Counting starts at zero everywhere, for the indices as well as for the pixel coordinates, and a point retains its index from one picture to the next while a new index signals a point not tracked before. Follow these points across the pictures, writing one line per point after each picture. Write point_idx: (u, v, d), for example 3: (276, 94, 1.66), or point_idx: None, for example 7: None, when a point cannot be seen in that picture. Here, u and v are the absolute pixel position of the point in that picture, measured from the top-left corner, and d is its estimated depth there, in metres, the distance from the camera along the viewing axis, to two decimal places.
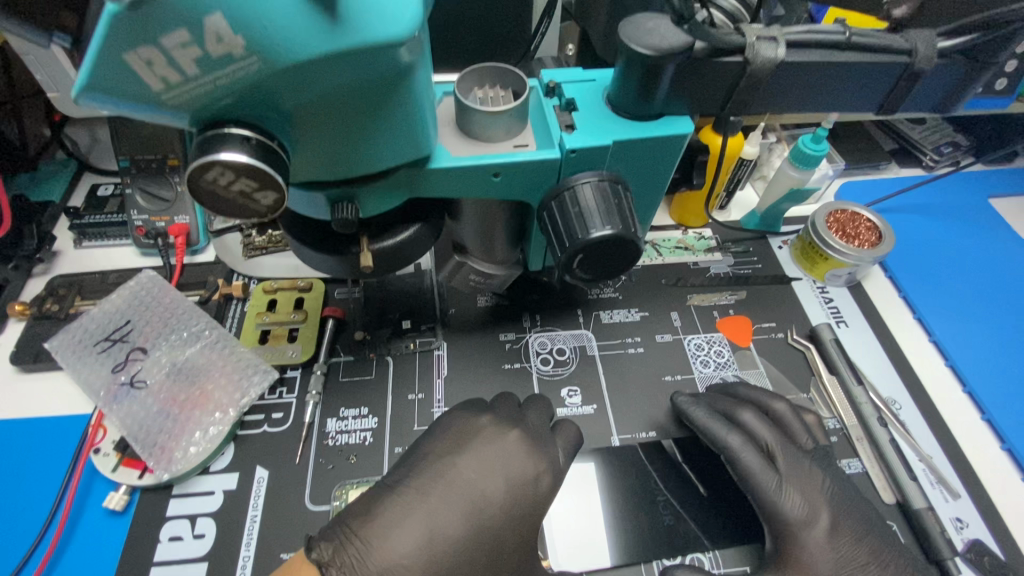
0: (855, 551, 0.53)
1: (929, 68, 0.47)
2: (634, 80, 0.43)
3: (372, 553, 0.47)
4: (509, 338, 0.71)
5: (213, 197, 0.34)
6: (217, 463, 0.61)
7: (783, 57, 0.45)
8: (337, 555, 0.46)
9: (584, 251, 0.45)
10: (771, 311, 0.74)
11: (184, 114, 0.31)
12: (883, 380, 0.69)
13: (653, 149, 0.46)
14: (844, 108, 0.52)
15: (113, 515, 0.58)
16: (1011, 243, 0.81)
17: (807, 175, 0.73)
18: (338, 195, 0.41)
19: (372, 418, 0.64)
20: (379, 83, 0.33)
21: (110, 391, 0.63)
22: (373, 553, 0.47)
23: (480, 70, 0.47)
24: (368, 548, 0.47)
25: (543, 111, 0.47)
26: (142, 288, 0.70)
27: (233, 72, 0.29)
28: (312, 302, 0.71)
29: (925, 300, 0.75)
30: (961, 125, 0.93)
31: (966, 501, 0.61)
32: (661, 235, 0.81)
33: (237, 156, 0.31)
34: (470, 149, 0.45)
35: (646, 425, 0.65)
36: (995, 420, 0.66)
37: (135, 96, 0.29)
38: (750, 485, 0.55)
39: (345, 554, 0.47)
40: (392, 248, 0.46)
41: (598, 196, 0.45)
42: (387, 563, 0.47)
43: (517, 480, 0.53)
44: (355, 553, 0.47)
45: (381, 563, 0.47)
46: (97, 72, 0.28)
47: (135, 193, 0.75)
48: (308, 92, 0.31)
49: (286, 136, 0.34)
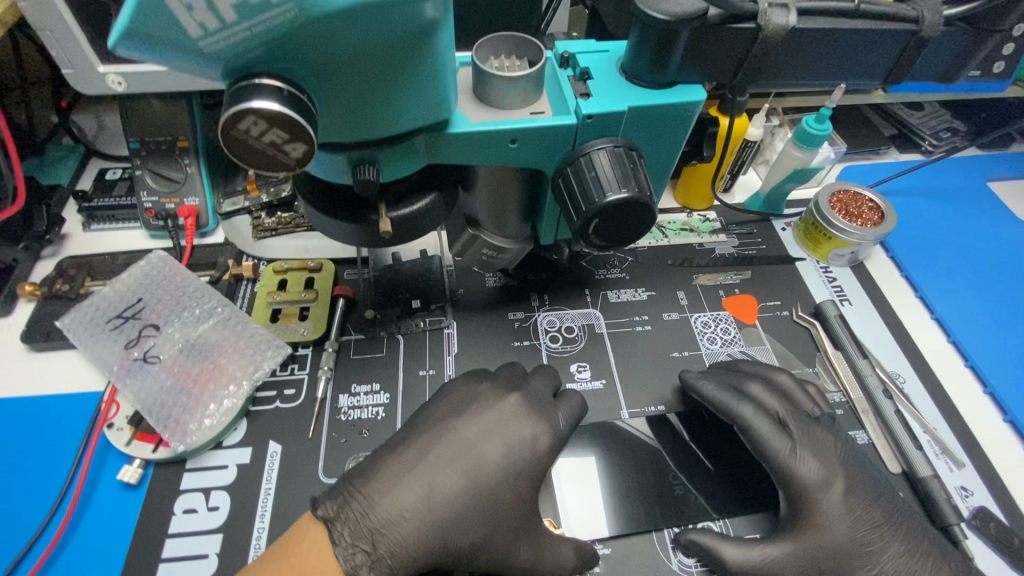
0: (868, 513, 0.54)
1: (935, 35, 0.50)
2: (649, 47, 0.45)
3: (375, 506, 0.49)
4: (518, 316, 0.71)
5: (244, 148, 0.35)
6: (231, 437, 0.61)
7: (794, 23, 0.47)
8: (341, 510, 0.48)
9: (600, 215, 0.46)
10: (775, 290, 0.75)
11: (217, 62, 0.32)
12: (888, 356, 0.70)
13: (666, 117, 0.47)
14: (850, 77, 0.53)
15: (128, 489, 0.58)
16: (1010, 224, 0.83)
17: (811, 155, 0.74)
18: (360, 157, 0.41)
19: (383, 394, 0.65)
20: (407, 38, 0.33)
21: (123, 366, 0.63)
22: (378, 504, 0.49)
23: (497, 40, 0.48)
24: (371, 502, 0.49)
25: (558, 81, 0.48)
26: (154, 268, 0.70)
27: (268, 19, 0.29)
28: (323, 281, 0.72)
29: (927, 278, 0.77)
30: (959, 111, 0.95)
31: (970, 470, 0.62)
32: (667, 217, 0.82)
33: (269, 104, 0.32)
34: (487, 116, 0.46)
35: (654, 400, 0.66)
36: (998, 393, 0.67)
37: (173, 42, 0.30)
38: (763, 450, 0.57)
39: (349, 509, 0.49)
40: (410, 215, 0.47)
41: (613, 161, 0.46)
42: (389, 516, 0.49)
43: (515, 441, 0.54)
44: (359, 507, 0.49)
45: (383, 516, 0.49)
46: (138, 16, 0.28)
47: (145, 175, 0.75)
48: (339, 44, 0.32)
49: (315, 91, 0.35)
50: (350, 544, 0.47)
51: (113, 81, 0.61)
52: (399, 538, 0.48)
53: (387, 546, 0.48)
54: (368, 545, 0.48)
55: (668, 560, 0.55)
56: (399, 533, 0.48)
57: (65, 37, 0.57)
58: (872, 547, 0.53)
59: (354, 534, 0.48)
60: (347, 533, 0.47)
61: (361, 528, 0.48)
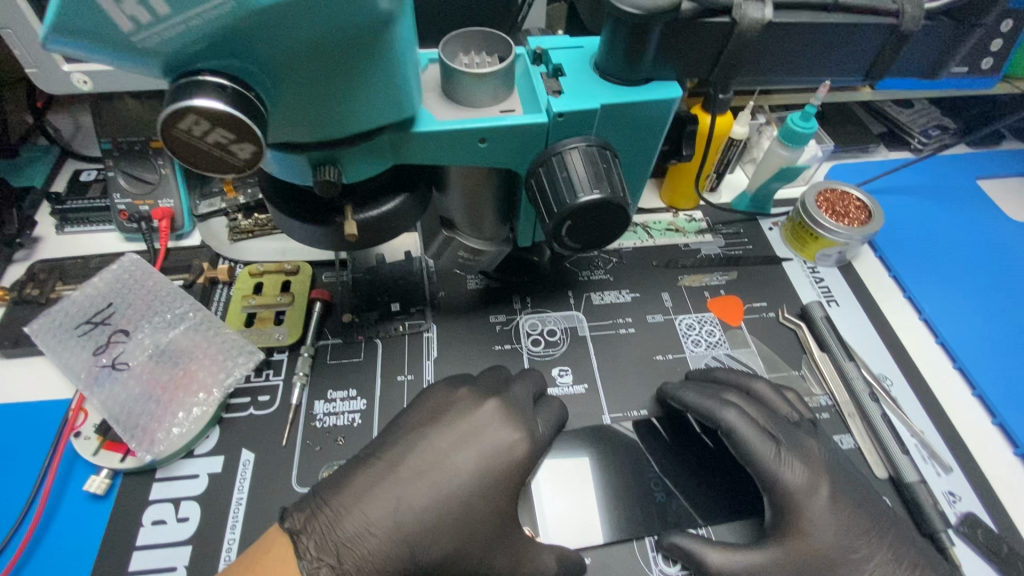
0: (855, 520, 0.53)
1: (916, 29, 0.48)
2: (622, 42, 0.44)
3: (343, 519, 0.48)
4: (499, 320, 0.70)
5: (189, 148, 0.34)
6: (202, 446, 0.60)
7: (771, 17, 0.46)
8: (309, 522, 0.48)
9: (572, 216, 0.44)
10: (762, 291, 0.74)
11: (156, 58, 0.30)
12: (875, 358, 0.69)
13: (640, 114, 0.46)
14: (833, 73, 0.52)
15: (94, 500, 0.57)
16: (1000, 223, 0.82)
17: (797, 153, 0.73)
18: (321, 158, 0.40)
19: (360, 400, 0.63)
20: (361, 33, 0.32)
21: (91, 373, 0.61)
22: (345, 517, 0.48)
23: (466, 36, 0.46)
24: (339, 515, 0.48)
25: (530, 78, 0.47)
26: (125, 271, 0.68)
27: (204, 13, 0.28)
28: (299, 285, 0.70)
29: (915, 278, 0.75)
30: (948, 108, 0.94)
31: (958, 474, 0.61)
32: (652, 217, 0.81)
33: (212, 103, 0.30)
34: (455, 114, 0.44)
35: (637, 404, 0.64)
36: (986, 395, 0.66)
37: (105, 37, 0.29)
38: (748, 456, 0.55)
39: (316, 521, 0.48)
40: (377, 218, 0.45)
41: (586, 161, 0.44)
42: (356, 530, 0.48)
43: (491, 449, 0.52)
44: (326, 520, 0.48)
45: (351, 529, 0.48)
46: (65, 9, 0.27)
47: (118, 176, 0.73)
48: (284, 39, 0.30)
49: (264, 89, 0.33)
50: (315, 557, 0.46)
51: (78, 80, 0.59)
52: (366, 552, 0.47)
53: (353, 561, 0.47)
54: (333, 559, 0.46)
55: (648, 569, 0.54)
56: (365, 547, 0.47)
57: (27, 36, 0.55)
58: (858, 554, 0.52)
59: (320, 547, 0.47)
60: (312, 547, 0.46)
61: (327, 541, 0.47)
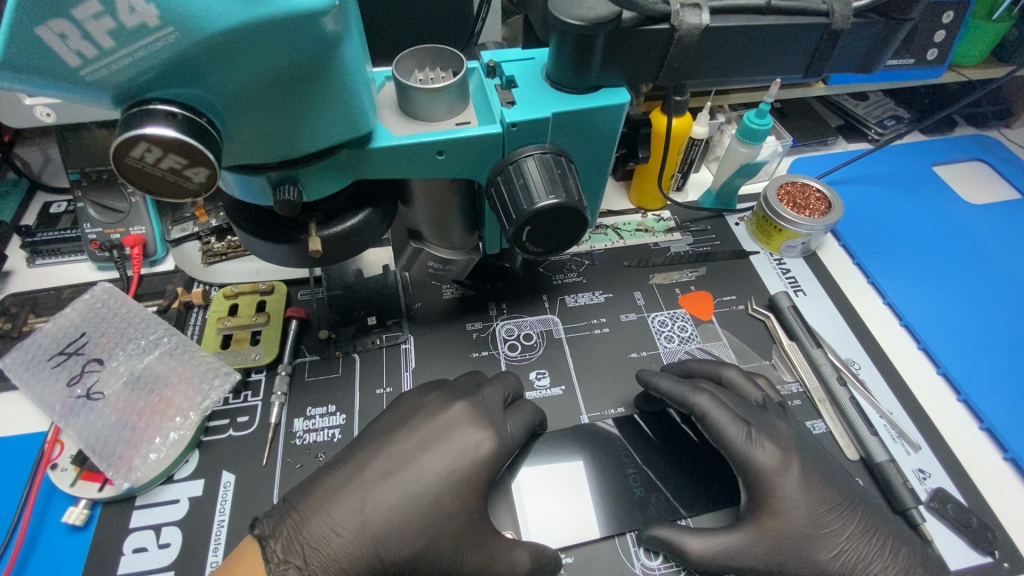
0: (825, 494, 0.54)
1: (847, 26, 0.50)
2: (569, 52, 0.46)
3: (309, 521, 0.49)
4: (475, 327, 0.71)
5: (144, 176, 0.34)
6: (182, 471, 0.60)
7: (707, 22, 0.48)
8: (277, 527, 0.49)
9: (531, 222, 0.45)
10: (731, 285, 0.76)
11: (106, 90, 0.31)
12: (842, 343, 0.71)
13: (591, 120, 0.49)
14: (774, 73, 0.55)
15: (74, 531, 0.56)
16: (958, 206, 0.85)
17: (756, 149, 0.75)
18: (280, 177, 0.41)
19: (339, 415, 0.64)
20: (310, 57, 0.33)
21: (66, 405, 0.60)
22: (310, 520, 0.49)
23: (419, 53, 0.48)
24: (305, 517, 0.49)
25: (485, 92, 0.49)
26: (98, 301, 0.68)
27: (149, 44, 0.29)
28: (275, 304, 0.70)
29: (878, 264, 0.78)
30: (901, 99, 0.97)
31: (927, 452, 0.62)
32: (622, 219, 0.82)
33: (164, 131, 0.31)
34: (412, 129, 0.46)
35: (614, 402, 0.65)
36: (950, 372, 0.68)
37: (53, 73, 0.30)
38: (721, 438, 0.56)
39: (284, 526, 0.49)
40: (341, 234, 0.46)
41: (542, 168, 0.46)
42: (323, 529, 0.48)
43: (459, 449, 0.53)
44: (293, 523, 0.49)
45: (318, 529, 0.48)
46: (9, 49, 0.28)
47: (88, 206, 0.73)
48: (232, 66, 0.31)
49: (218, 115, 0.34)
50: (282, 560, 0.47)
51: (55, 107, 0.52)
52: (332, 553, 0.48)
53: (319, 562, 0.47)
54: (301, 560, 0.47)
55: (631, 564, 0.55)
56: (331, 547, 0.48)
57: None
58: (830, 528, 0.53)
59: (287, 550, 0.48)
60: (279, 549, 0.48)
61: (294, 543, 0.48)
